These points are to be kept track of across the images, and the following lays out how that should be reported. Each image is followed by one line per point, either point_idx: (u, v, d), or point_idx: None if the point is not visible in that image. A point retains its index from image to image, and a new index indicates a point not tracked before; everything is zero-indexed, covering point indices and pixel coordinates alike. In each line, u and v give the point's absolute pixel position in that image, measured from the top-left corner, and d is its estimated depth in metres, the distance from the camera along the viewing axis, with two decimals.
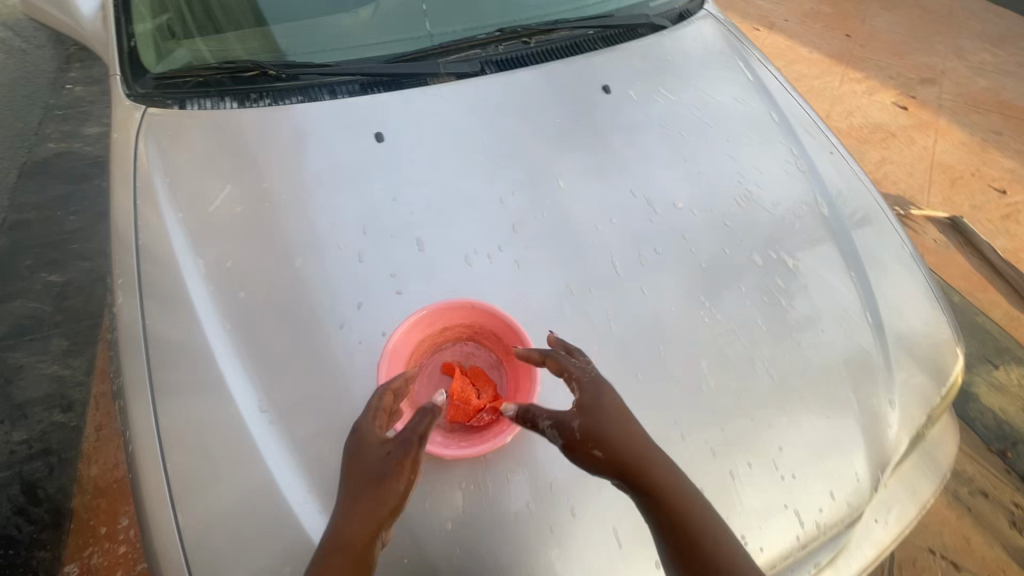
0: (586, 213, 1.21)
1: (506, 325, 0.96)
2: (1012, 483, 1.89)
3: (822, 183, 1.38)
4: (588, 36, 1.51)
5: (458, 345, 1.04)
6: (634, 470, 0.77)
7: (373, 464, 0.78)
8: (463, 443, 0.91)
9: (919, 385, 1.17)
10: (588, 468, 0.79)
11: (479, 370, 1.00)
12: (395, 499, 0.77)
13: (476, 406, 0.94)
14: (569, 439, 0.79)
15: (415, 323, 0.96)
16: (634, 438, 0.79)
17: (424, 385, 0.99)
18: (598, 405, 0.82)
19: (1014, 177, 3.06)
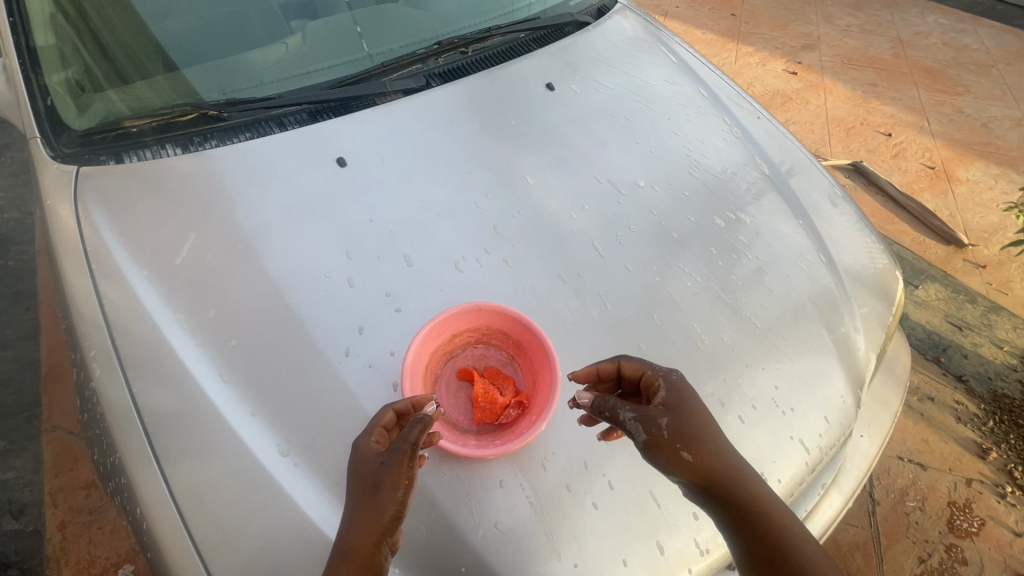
0: (558, 204, 1.26)
1: (513, 320, 1.02)
2: (950, 383, 2.14)
3: (757, 145, 1.52)
4: (520, 39, 1.57)
5: (468, 349, 1.08)
6: (715, 472, 0.80)
7: (368, 476, 0.79)
8: (500, 440, 0.95)
9: (874, 308, 1.31)
10: (668, 468, 0.80)
11: (494, 369, 1.05)
12: (393, 507, 0.77)
13: (502, 403, 0.99)
14: (654, 439, 0.80)
15: (426, 336, 0.99)
16: (718, 441, 0.82)
17: (445, 394, 1.03)
18: (684, 406, 0.83)
19: (895, 120, 3.46)
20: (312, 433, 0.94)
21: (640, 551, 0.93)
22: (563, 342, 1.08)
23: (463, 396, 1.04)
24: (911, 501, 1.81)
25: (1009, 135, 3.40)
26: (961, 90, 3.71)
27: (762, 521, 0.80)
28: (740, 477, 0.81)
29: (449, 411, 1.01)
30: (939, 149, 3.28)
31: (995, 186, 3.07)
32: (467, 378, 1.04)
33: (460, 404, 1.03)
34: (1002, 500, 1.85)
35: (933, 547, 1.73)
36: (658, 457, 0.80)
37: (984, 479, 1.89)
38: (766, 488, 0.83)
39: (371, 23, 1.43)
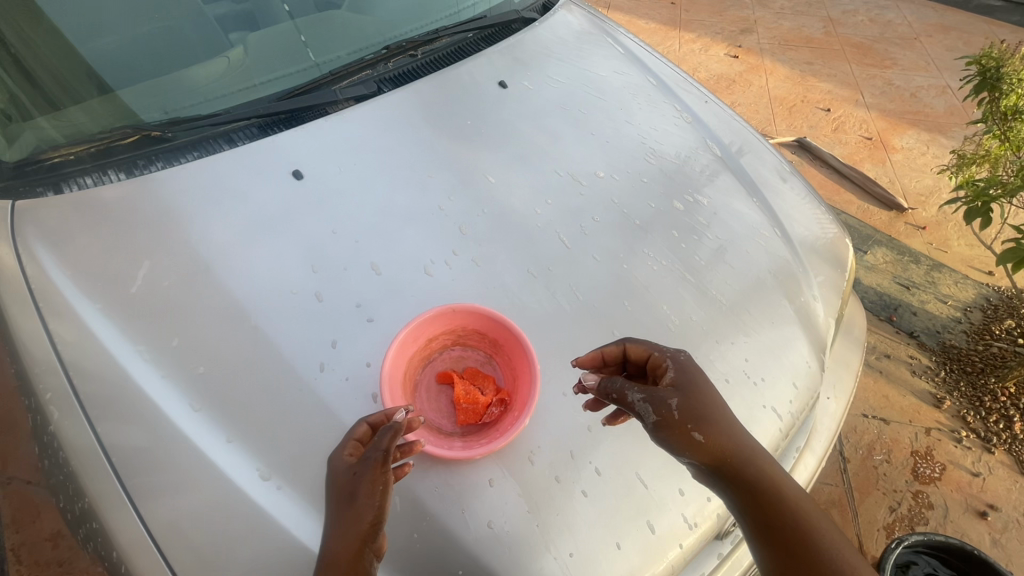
0: (522, 201, 1.26)
1: (487, 319, 1.02)
2: (903, 340, 2.27)
3: (707, 129, 1.56)
4: (468, 39, 1.57)
5: (446, 352, 1.08)
6: (726, 450, 0.83)
7: (344, 487, 0.79)
8: (486, 439, 0.95)
9: (829, 277, 1.38)
10: (680, 448, 0.82)
11: (473, 370, 1.06)
12: (371, 513, 0.76)
13: (484, 403, 0.99)
14: (665, 419, 0.82)
15: (402, 343, 0.99)
16: (727, 421, 0.85)
17: (427, 400, 1.03)
18: (694, 387, 0.86)
19: (833, 96, 3.63)
20: (293, 454, 0.92)
21: (632, 532, 0.95)
22: (540, 336, 1.09)
23: (445, 400, 1.03)
24: (878, 454, 1.92)
25: (936, 102, 3.62)
26: (890, 63, 3.92)
27: (775, 499, 0.81)
28: (749, 455, 0.83)
29: (432, 415, 1.01)
30: (875, 120, 3.46)
31: (927, 152, 3.26)
32: (447, 382, 1.04)
33: (442, 408, 1.02)
34: (959, 445, 1.96)
35: (901, 495, 1.83)
36: (670, 437, 0.82)
37: (942, 426, 2.01)
38: (777, 467, 0.85)
39: (315, 31, 1.40)
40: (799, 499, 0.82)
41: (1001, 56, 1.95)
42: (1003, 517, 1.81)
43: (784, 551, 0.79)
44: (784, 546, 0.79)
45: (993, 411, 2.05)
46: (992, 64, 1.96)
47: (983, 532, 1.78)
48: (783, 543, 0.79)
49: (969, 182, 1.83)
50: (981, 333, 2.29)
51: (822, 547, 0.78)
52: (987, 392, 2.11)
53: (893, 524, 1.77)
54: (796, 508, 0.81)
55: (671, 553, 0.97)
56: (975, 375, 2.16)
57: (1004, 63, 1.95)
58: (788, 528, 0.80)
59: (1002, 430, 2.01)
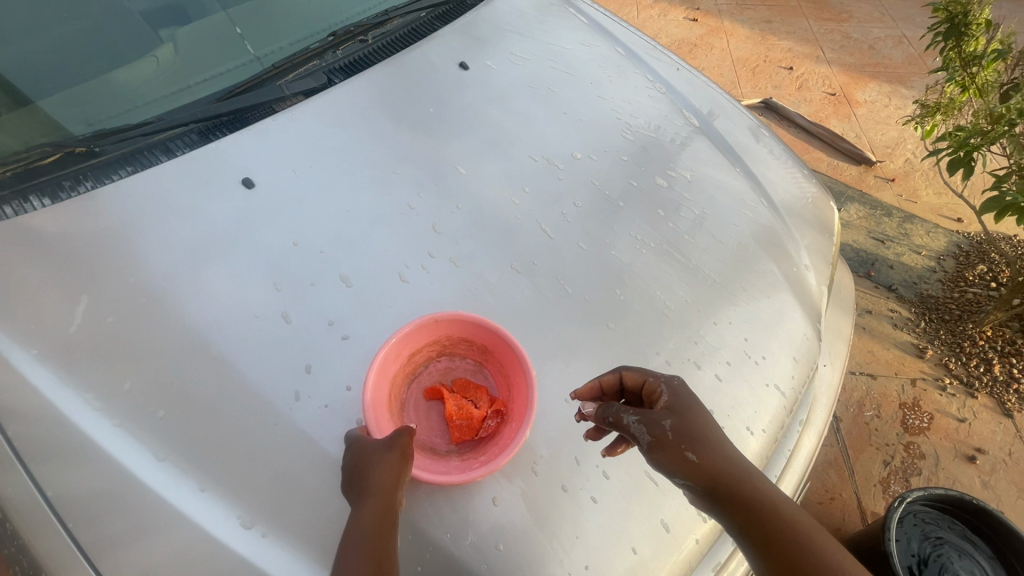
0: (497, 190, 1.17)
1: (473, 324, 0.95)
2: (882, 295, 2.29)
3: (681, 96, 1.48)
4: (421, 19, 1.49)
5: (432, 364, 1.03)
6: (724, 474, 0.77)
7: (365, 456, 0.80)
8: (485, 458, 0.88)
9: (817, 245, 1.34)
10: (673, 469, 0.79)
11: (464, 381, 1.01)
12: (392, 474, 0.78)
13: (479, 417, 0.94)
14: (658, 438, 0.80)
15: (385, 363, 0.90)
16: (722, 442, 0.79)
17: (416, 420, 0.97)
18: (690, 408, 0.83)
19: (793, 53, 3.62)
20: (275, 494, 0.84)
21: (646, 532, 0.91)
22: (528, 336, 1.02)
23: (437, 417, 0.99)
24: (868, 410, 1.94)
25: (894, 53, 3.63)
26: (846, 16, 3.92)
27: (773, 521, 0.72)
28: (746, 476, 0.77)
29: (423, 438, 0.96)
30: (837, 75, 3.46)
31: (891, 104, 3.28)
32: (438, 399, 0.99)
33: (435, 428, 0.97)
34: (944, 393, 1.99)
35: (894, 448, 1.85)
36: (662, 458, 0.79)
37: (926, 376, 2.04)
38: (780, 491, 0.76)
39: (251, 21, 1.29)
40: (799, 518, 0.73)
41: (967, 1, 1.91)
42: (991, 460, 1.84)
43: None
44: None
45: (973, 356, 2.08)
46: (959, 9, 1.92)
47: (973, 476, 1.81)
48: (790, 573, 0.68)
49: (948, 132, 1.80)
50: (956, 280, 2.33)
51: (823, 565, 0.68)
52: (966, 337, 2.14)
53: (889, 478, 1.79)
54: (796, 527, 0.72)
55: (687, 546, 0.93)
56: (953, 322, 2.19)
57: (970, 9, 1.91)
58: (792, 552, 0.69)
59: (983, 374, 2.04)
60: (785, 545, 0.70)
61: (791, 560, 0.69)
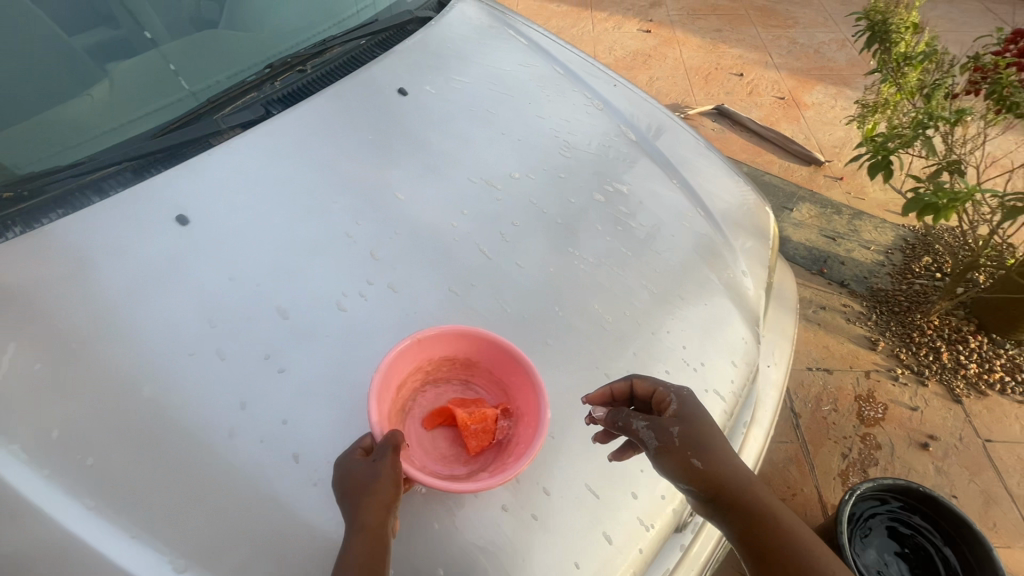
0: (435, 214, 1.19)
1: (456, 336, 1.00)
2: (835, 291, 2.37)
3: (619, 112, 1.52)
4: (361, 46, 1.52)
5: (420, 396, 1.05)
6: (725, 482, 0.82)
7: (358, 476, 0.79)
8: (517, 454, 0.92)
9: (754, 252, 1.38)
10: (677, 474, 0.83)
11: (459, 400, 1.04)
12: (387, 491, 0.79)
13: (492, 421, 0.99)
14: (665, 444, 0.83)
15: (382, 392, 0.92)
16: (727, 452, 0.84)
17: (426, 451, 0.98)
18: (698, 417, 0.86)
19: (743, 60, 3.75)
20: (209, 535, 0.83)
21: (589, 546, 0.92)
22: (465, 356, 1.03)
23: (446, 443, 1.00)
24: (826, 405, 1.99)
25: (839, 55, 3.77)
26: (792, 22, 4.07)
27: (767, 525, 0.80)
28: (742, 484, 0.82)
29: (441, 468, 0.96)
30: (785, 79, 3.58)
31: (837, 105, 3.40)
32: (442, 426, 1.01)
33: (448, 453, 0.99)
34: (897, 382, 2.05)
35: (851, 441, 1.90)
36: (670, 463, 0.82)
37: (879, 367, 2.10)
38: (770, 498, 0.83)
39: (186, 58, 1.29)
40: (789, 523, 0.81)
41: (887, 11, 2.07)
42: (943, 446, 1.89)
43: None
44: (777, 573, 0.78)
45: (922, 345, 2.15)
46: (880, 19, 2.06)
47: (927, 462, 1.86)
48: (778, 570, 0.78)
49: (868, 139, 1.86)
50: (903, 272, 2.40)
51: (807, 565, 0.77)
52: (916, 327, 2.21)
53: (847, 470, 1.84)
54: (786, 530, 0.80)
55: (631, 558, 0.95)
56: (903, 313, 2.25)
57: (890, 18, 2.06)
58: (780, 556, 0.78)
59: (933, 362, 2.11)
60: (776, 547, 0.79)
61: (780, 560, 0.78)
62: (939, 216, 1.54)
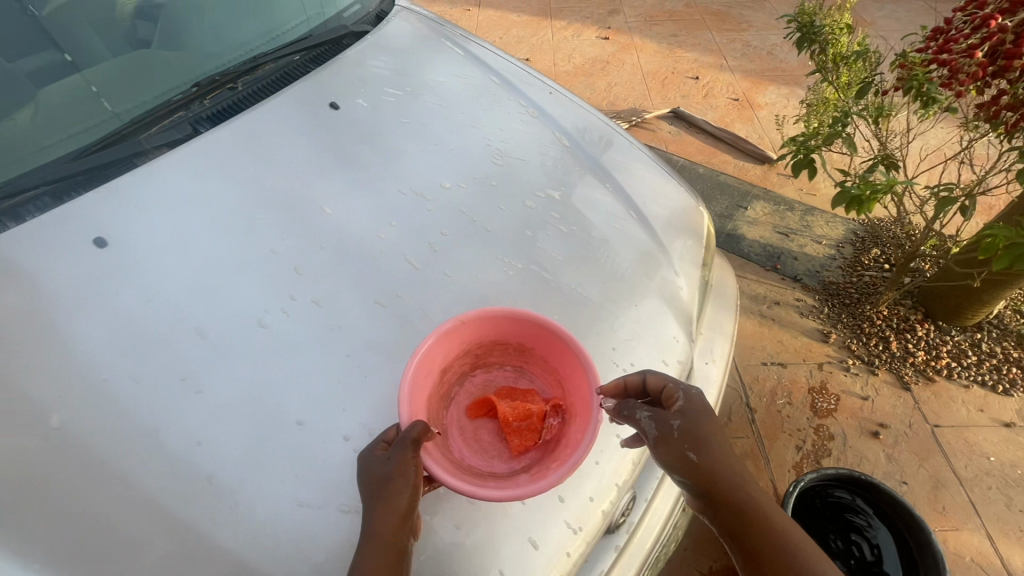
0: (363, 226, 1.20)
1: (512, 327, 1.09)
2: (789, 286, 2.41)
3: (553, 118, 1.54)
4: (294, 61, 1.52)
5: (468, 384, 1.16)
6: (717, 477, 0.88)
7: (375, 475, 0.84)
8: (561, 456, 0.96)
9: (689, 251, 1.41)
10: (674, 465, 0.89)
11: (510, 389, 1.13)
12: (404, 499, 0.82)
13: (539, 418, 1.06)
14: (664, 434, 0.91)
15: (427, 372, 1.02)
16: (723, 450, 0.90)
17: (466, 440, 1.07)
18: (700, 416, 0.92)
19: (699, 63, 3.83)
20: (118, 564, 0.83)
21: (513, 550, 0.92)
22: (387, 366, 1.03)
23: (489, 433, 1.09)
24: (780, 398, 2.02)
25: (791, 56, 3.87)
26: (746, 26, 4.17)
27: (754, 521, 0.85)
28: (735, 481, 0.88)
29: (482, 463, 1.04)
30: (739, 81, 3.67)
31: (789, 104, 3.49)
32: (485, 415, 1.09)
33: (488, 442, 1.07)
34: (848, 373, 2.10)
35: (805, 433, 1.93)
36: (667, 454, 0.90)
37: (831, 359, 2.14)
38: (761, 496, 0.88)
39: (110, 80, 1.29)
40: (777, 521, 0.86)
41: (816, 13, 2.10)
42: (893, 433, 1.93)
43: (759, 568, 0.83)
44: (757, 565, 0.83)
45: (873, 335, 2.20)
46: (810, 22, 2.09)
47: (878, 450, 1.89)
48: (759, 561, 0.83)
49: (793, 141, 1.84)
50: (854, 265, 2.46)
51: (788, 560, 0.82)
52: (866, 318, 2.25)
53: (801, 462, 1.86)
54: (773, 526, 0.85)
55: (559, 560, 0.95)
56: (853, 305, 2.30)
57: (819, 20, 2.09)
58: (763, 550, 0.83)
59: (882, 351, 2.15)
60: (760, 541, 0.84)
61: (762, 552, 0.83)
62: (863, 209, 1.59)
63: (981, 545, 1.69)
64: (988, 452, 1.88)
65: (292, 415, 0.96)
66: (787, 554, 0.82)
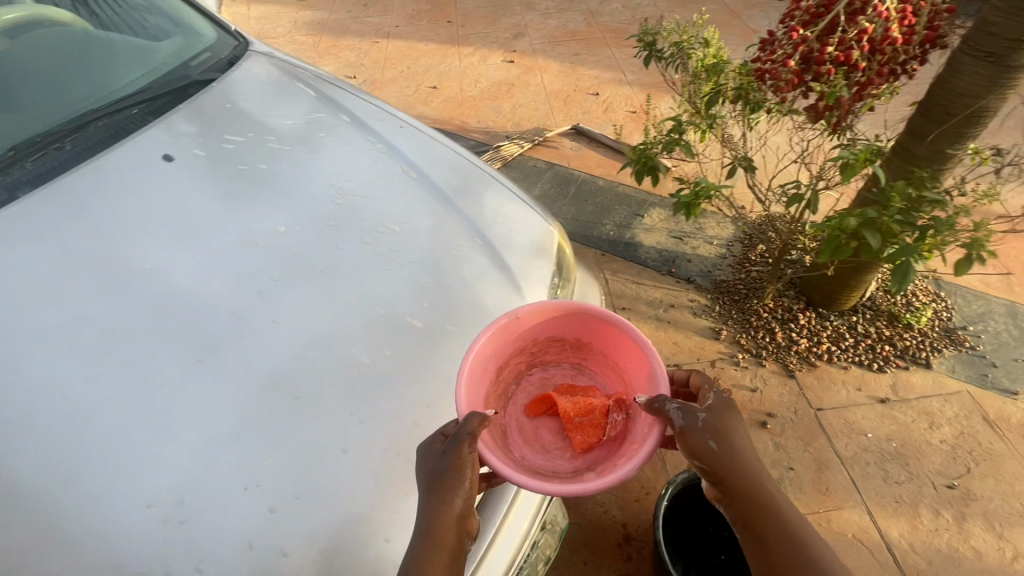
0: (186, 281, 1.19)
1: (568, 325, 1.24)
2: (683, 288, 2.50)
3: (402, 153, 1.57)
4: (132, 114, 1.49)
5: (530, 384, 1.35)
6: (732, 470, 0.92)
7: (432, 470, 0.92)
8: (623, 453, 1.06)
9: (538, 270, 1.45)
10: (695, 453, 0.93)
11: (571, 386, 1.29)
12: (458, 502, 0.90)
13: (601, 415, 1.19)
14: (690, 424, 0.94)
15: (488, 374, 1.18)
16: (741, 446, 0.94)
17: (527, 441, 1.22)
18: (723, 413, 0.97)
19: (600, 80, 3.97)
20: None
21: None
22: (195, 422, 1.02)
23: (549, 432, 1.24)
24: None
25: None
26: None
27: (763, 510, 0.90)
28: (749, 468, 0.92)
29: (546, 462, 1.18)
30: (637, 94, 3.82)
31: None
32: (545, 414, 1.26)
33: (549, 441, 1.22)
34: (739, 367, 2.18)
35: None
36: (689, 443, 0.94)
37: (723, 355, 2.22)
38: (773, 490, 0.92)
39: None
40: (785, 512, 0.91)
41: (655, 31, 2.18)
42: (780, 421, 2.01)
43: (764, 552, 0.89)
44: (761, 549, 0.89)
45: (760, 328, 2.30)
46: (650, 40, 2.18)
47: (767, 440, 1.96)
48: (763, 546, 0.89)
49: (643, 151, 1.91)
50: (742, 262, 2.57)
51: (790, 547, 0.87)
52: (753, 312, 2.36)
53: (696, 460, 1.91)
54: (783, 517, 0.90)
55: None
56: (742, 301, 2.41)
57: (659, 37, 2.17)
58: (769, 539, 0.88)
59: (769, 343, 2.25)
60: (767, 529, 0.89)
61: (767, 539, 0.88)
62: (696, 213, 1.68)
63: (861, 521, 1.76)
64: (865, 430, 1.98)
65: (85, 487, 0.94)
66: (790, 539, 0.88)
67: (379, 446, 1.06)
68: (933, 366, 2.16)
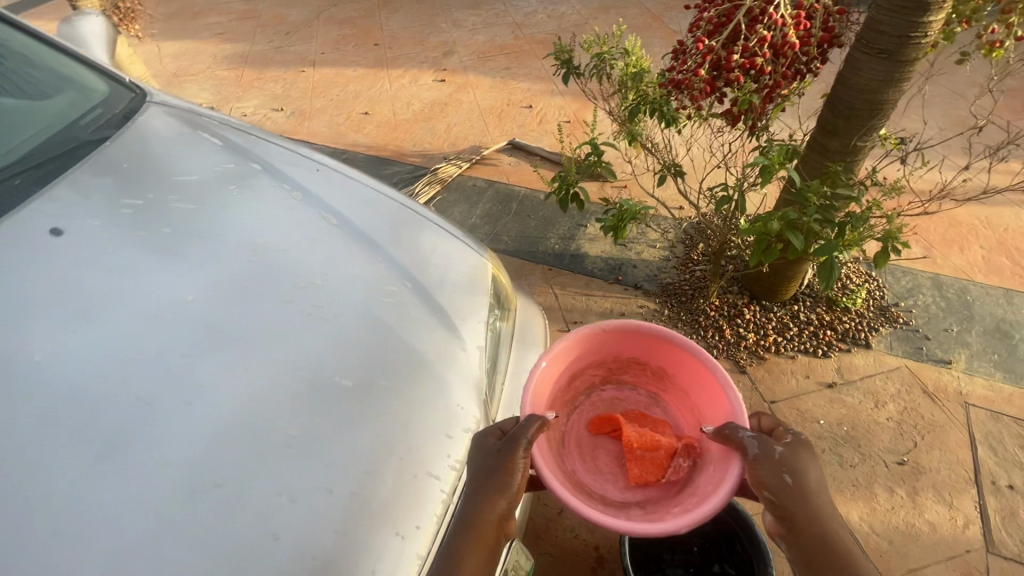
0: (82, 368, 1.08)
1: (657, 355, 1.36)
2: (631, 294, 2.52)
3: (319, 198, 1.51)
4: (14, 186, 1.36)
5: (603, 399, 1.49)
6: (805, 508, 0.92)
7: (484, 462, 1.02)
8: (677, 508, 1.11)
9: (472, 306, 1.41)
10: (767, 483, 0.95)
11: (645, 416, 1.39)
12: (502, 503, 0.98)
13: (668, 456, 1.25)
14: (766, 454, 0.98)
15: (561, 382, 1.33)
16: (817, 487, 0.95)
17: (584, 459, 1.34)
18: (801, 454, 0.99)
19: (531, 92, 3.99)
20: None
21: None
22: (101, 532, 0.92)
23: (607, 456, 1.34)
24: None
25: None
26: None
27: (828, 553, 0.90)
28: (819, 508, 0.93)
29: (596, 485, 1.28)
30: (569, 104, 3.86)
31: None
32: (609, 437, 1.36)
33: (605, 463, 1.32)
34: None
35: None
36: (762, 472, 0.97)
37: None
38: (843, 536, 0.92)
39: None
40: (853, 561, 0.89)
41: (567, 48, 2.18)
42: None
43: None
44: None
45: (708, 327, 2.33)
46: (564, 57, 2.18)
47: None
48: None
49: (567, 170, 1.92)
50: (685, 263, 2.61)
51: None
52: (700, 312, 2.39)
53: None
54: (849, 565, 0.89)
55: None
56: (688, 302, 2.44)
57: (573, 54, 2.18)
58: None
59: (719, 341, 2.29)
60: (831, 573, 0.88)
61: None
62: None
63: None
64: (818, 417, 2.03)
65: None
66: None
67: (312, 526, 0.98)
68: (873, 345, 2.24)
